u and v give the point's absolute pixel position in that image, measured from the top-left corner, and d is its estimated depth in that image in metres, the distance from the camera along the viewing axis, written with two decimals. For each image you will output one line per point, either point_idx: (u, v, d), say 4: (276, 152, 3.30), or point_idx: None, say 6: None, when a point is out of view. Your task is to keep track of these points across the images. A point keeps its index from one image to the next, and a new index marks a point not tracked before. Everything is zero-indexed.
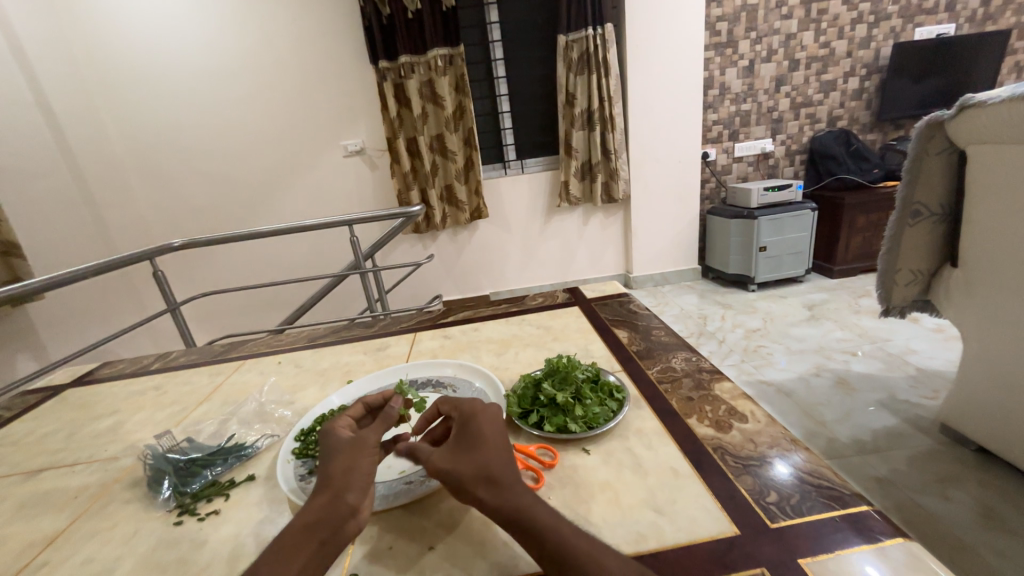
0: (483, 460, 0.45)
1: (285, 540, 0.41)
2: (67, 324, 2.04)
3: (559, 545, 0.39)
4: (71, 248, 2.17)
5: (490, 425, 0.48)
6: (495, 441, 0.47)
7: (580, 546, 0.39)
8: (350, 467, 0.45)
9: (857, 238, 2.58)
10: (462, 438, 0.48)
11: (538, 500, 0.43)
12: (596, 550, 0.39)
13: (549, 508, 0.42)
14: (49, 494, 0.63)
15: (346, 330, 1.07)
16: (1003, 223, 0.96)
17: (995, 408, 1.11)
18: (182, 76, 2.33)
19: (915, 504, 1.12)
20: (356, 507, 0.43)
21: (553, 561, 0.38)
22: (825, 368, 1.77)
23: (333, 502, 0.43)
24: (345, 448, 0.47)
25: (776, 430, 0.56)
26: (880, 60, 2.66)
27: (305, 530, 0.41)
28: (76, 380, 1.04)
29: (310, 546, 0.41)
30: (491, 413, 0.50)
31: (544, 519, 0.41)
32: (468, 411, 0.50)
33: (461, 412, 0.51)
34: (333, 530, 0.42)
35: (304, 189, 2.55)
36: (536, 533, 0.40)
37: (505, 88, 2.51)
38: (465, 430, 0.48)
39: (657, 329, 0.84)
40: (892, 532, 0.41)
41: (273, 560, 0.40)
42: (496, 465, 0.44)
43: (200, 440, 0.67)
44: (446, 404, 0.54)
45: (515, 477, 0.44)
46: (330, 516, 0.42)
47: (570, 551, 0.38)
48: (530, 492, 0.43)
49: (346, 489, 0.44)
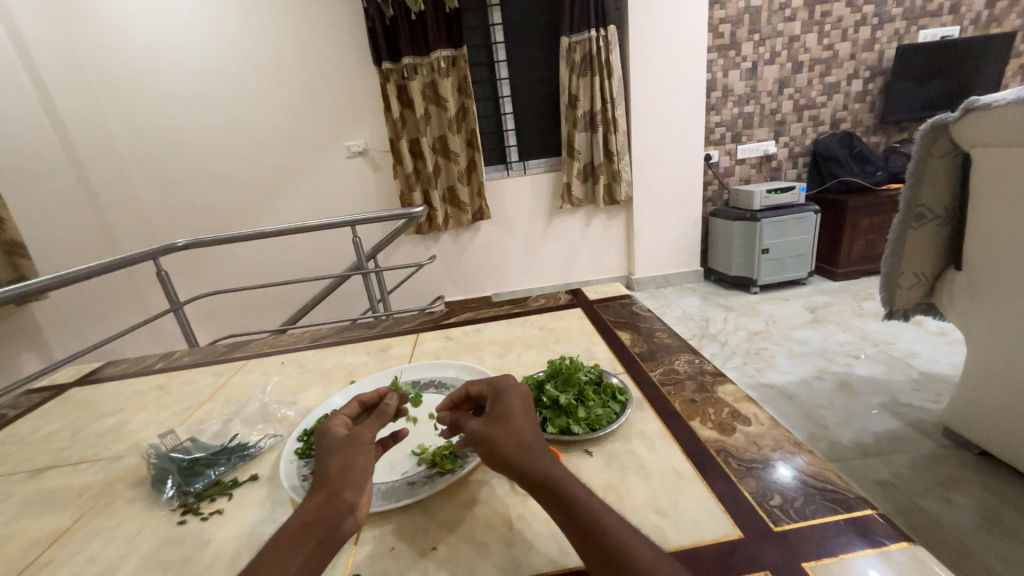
0: (517, 429, 0.46)
1: (284, 536, 0.41)
2: (71, 323, 2.05)
3: (587, 514, 0.39)
4: (75, 247, 2.18)
5: (521, 400, 0.50)
6: (526, 416, 0.48)
7: (608, 519, 0.39)
8: (345, 465, 0.46)
9: (860, 240, 2.58)
10: (495, 410, 0.49)
11: (566, 471, 0.44)
12: (622, 526, 0.39)
13: (576, 479, 0.43)
14: (53, 493, 0.63)
15: (348, 330, 1.08)
16: (1008, 226, 0.96)
17: (1000, 413, 1.10)
18: (186, 77, 2.35)
19: (919, 508, 1.11)
20: (352, 506, 0.43)
21: (581, 528, 0.39)
22: (827, 370, 1.76)
23: (331, 500, 0.43)
24: (341, 446, 0.47)
25: (780, 433, 0.55)
26: (884, 63, 2.65)
27: (305, 527, 0.41)
28: (80, 379, 1.04)
29: (308, 543, 0.40)
30: (522, 390, 0.52)
31: (572, 488, 0.41)
32: (503, 386, 0.52)
33: (496, 387, 0.53)
34: (331, 528, 0.42)
35: (306, 190, 2.56)
36: (565, 502, 0.40)
37: (508, 90, 2.52)
38: (499, 403, 0.50)
39: (660, 331, 0.84)
40: (897, 536, 0.41)
41: (274, 555, 0.39)
42: (529, 436, 0.46)
43: (204, 440, 0.67)
44: (476, 386, 0.56)
45: (544, 449, 0.45)
46: (328, 514, 0.42)
47: (597, 521, 0.39)
48: (558, 463, 0.44)
49: (342, 487, 0.44)
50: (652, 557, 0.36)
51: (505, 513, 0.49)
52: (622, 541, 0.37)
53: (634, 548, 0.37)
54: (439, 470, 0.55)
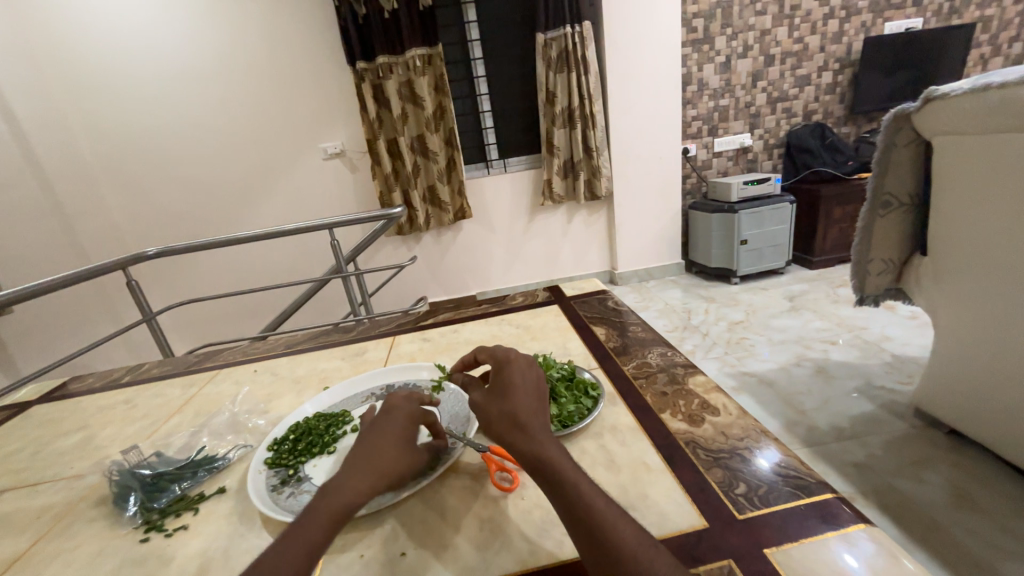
0: (509, 408, 0.46)
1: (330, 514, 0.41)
2: (38, 337, 1.99)
3: (576, 497, 0.39)
4: (41, 259, 2.11)
5: (522, 375, 0.50)
6: (527, 389, 0.49)
7: (594, 501, 0.39)
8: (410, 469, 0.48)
9: (835, 229, 2.64)
10: (495, 385, 0.50)
11: (560, 449, 0.43)
12: (610, 511, 0.39)
13: (571, 462, 0.42)
14: (10, 516, 0.61)
15: (324, 335, 1.06)
16: (971, 211, 0.98)
17: (966, 392, 1.14)
18: (154, 79, 2.28)
19: (891, 488, 1.15)
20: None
21: (569, 510, 0.39)
22: (805, 357, 1.80)
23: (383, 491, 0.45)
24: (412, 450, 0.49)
25: (748, 422, 0.56)
26: (852, 54, 2.71)
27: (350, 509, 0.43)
28: (44, 395, 1.01)
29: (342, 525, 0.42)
30: (525, 362, 0.52)
31: (564, 471, 0.41)
32: (503, 357, 0.52)
33: (495, 358, 0.53)
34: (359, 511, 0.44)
35: (284, 193, 2.51)
36: (553, 482, 0.40)
37: (486, 88, 2.51)
38: (500, 377, 0.50)
39: (635, 326, 0.85)
40: (856, 519, 0.42)
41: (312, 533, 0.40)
42: (523, 412, 0.46)
43: (169, 454, 0.65)
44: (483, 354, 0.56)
45: (540, 426, 0.45)
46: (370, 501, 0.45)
47: (586, 507, 0.39)
48: (553, 441, 0.44)
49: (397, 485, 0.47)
50: (635, 543, 0.37)
51: (477, 514, 0.49)
52: (607, 526, 0.37)
53: (618, 532, 0.37)
54: None
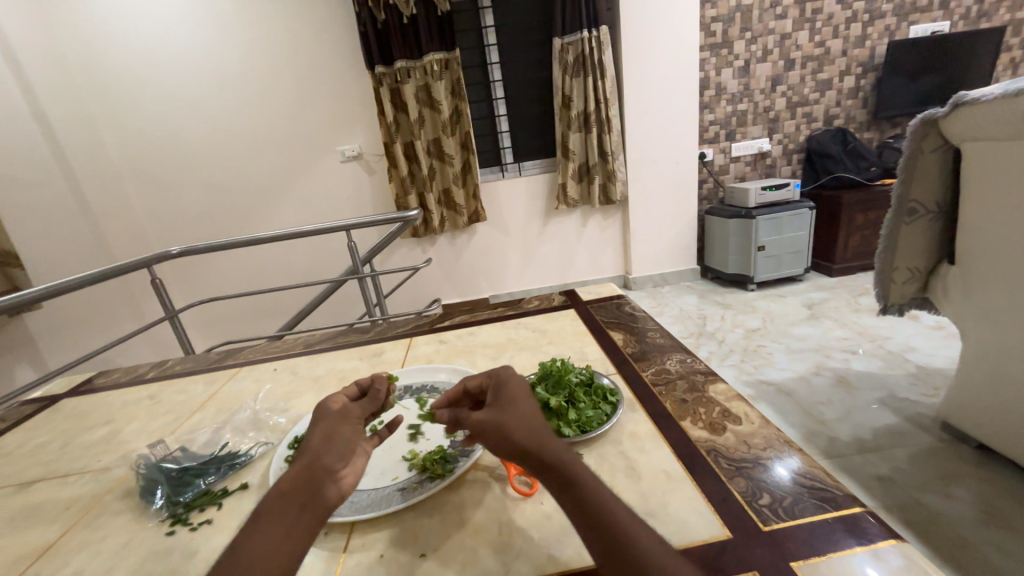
0: (524, 415, 0.46)
1: (267, 507, 0.43)
2: (66, 333, 2.05)
3: (598, 503, 0.39)
4: (70, 257, 2.18)
5: (523, 391, 0.50)
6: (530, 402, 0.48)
7: (618, 510, 0.39)
8: (329, 434, 0.47)
9: (856, 236, 2.58)
10: (502, 396, 0.49)
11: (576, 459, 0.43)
12: (631, 520, 0.39)
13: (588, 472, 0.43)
14: (42, 506, 0.63)
15: (342, 336, 1.07)
16: (1002, 220, 0.95)
17: (997, 407, 1.10)
18: (181, 84, 2.35)
19: (917, 503, 1.11)
20: (333, 473, 0.45)
21: (593, 517, 0.39)
22: (825, 367, 1.76)
23: (312, 466, 0.45)
24: (330, 419, 0.49)
25: (770, 432, 0.55)
26: (875, 58, 2.66)
27: (284, 495, 0.43)
28: (73, 389, 1.04)
29: (290, 512, 0.42)
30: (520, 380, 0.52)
31: (585, 478, 0.41)
32: (506, 375, 0.52)
33: (497, 376, 0.52)
34: (312, 494, 0.43)
35: (303, 195, 2.56)
36: (577, 488, 0.40)
37: (502, 92, 2.52)
38: (504, 391, 0.49)
39: (653, 332, 0.84)
40: (886, 533, 0.41)
41: (256, 530, 0.41)
42: (536, 422, 0.46)
43: (193, 450, 0.66)
44: (475, 380, 0.54)
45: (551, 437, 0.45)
46: (309, 482, 0.44)
47: (610, 513, 0.39)
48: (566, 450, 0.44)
49: (323, 452, 0.46)
50: (663, 549, 0.37)
51: (495, 517, 0.49)
52: (631, 534, 0.38)
53: (642, 539, 0.37)
54: (431, 474, 0.55)
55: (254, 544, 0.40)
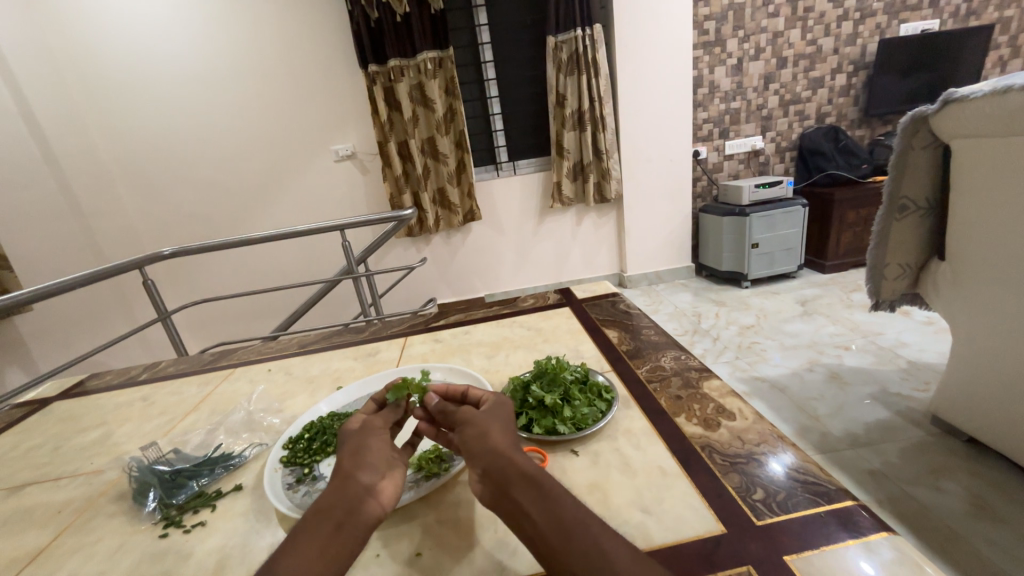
0: (490, 428, 0.47)
1: (302, 523, 0.42)
2: (56, 335, 2.03)
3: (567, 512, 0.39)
4: (60, 259, 2.15)
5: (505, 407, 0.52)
6: (500, 416, 0.50)
7: (579, 513, 0.40)
8: (359, 449, 0.47)
9: (848, 233, 2.61)
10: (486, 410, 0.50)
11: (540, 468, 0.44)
12: (601, 527, 0.39)
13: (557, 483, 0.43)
14: (33, 510, 0.62)
15: (337, 336, 1.07)
16: (992, 215, 0.96)
17: (987, 401, 1.11)
18: (172, 83, 2.32)
19: (908, 496, 1.13)
20: (370, 489, 0.45)
21: (562, 525, 0.38)
22: (818, 362, 1.78)
23: (348, 482, 0.44)
24: (358, 434, 0.50)
25: (764, 427, 0.56)
26: (866, 57, 2.68)
27: (320, 512, 0.42)
28: (64, 392, 1.03)
29: (327, 527, 0.41)
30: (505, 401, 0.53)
31: (554, 488, 0.41)
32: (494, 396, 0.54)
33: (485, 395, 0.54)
34: (350, 510, 0.43)
35: (296, 195, 2.54)
36: (541, 493, 0.41)
37: (496, 90, 2.52)
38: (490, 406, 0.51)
39: (647, 329, 0.84)
40: (878, 526, 0.41)
41: (292, 546, 0.40)
42: (502, 433, 0.47)
43: (187, 451, 0.66)
44: (477, 391, 0.55)
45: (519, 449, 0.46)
46: (344, 497, 0.43)
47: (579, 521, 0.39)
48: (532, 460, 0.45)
49: (356, 466, 0.46)
50: (625, 552, 0.37)
51: (491, 515, 0.49)
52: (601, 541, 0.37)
53: (612, 546, 0.37)
54: (426, 473, 0.54)
55: (291, 561, 0.39)
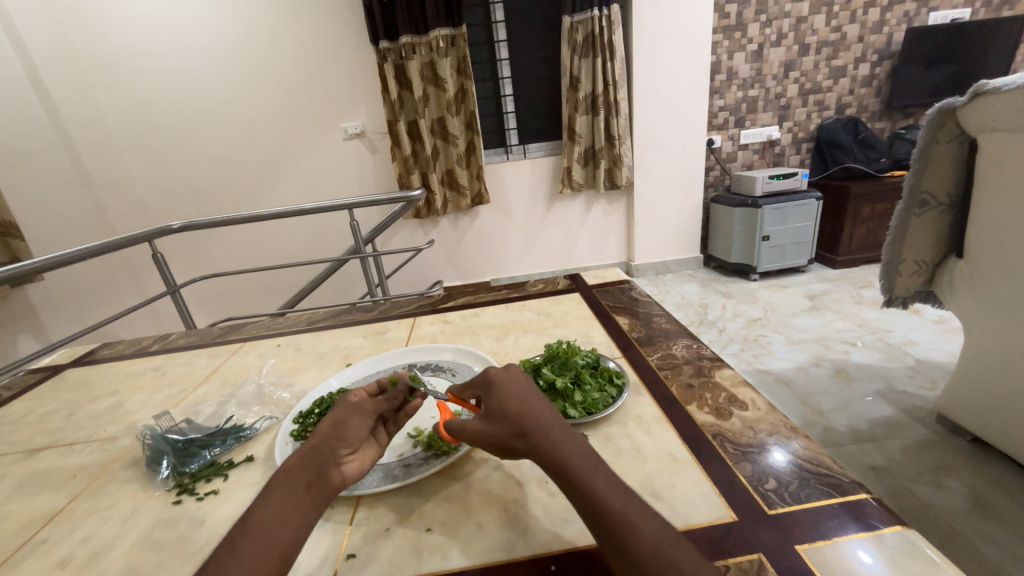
0: (523, 423, 0.44)
1: (276, 483, 0.43)
2: (67, 305, 2.05)
3: (592, 496, 0.38)
4: (70, 230, 2.16)
5: (512, 394, 0.46)
6: (523, 395, 0.46)
7: (613, 500, 0.38)
8: (340, 420, 0.48)
9: (862, 228, 2.56)
10: (489, 407, 0.47)
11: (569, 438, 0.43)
12: (629, 508, 0.38)
13: (587, 459, 0.41)
14: (49, 473, 0.64)
15: (345, 314, 1.07)
16: (1014, 211, 0.94)
17: (997, 403, 1.10)
18: (180, 56, 2.29)
19: (910, 492, 1.13)
20: (340, 457, 0.46)
21: (589, 510, 0.38)
22: (824, 357, 1.77)
23: (319, 449, 0.46)
24: (343, 408, 0.50)
25: (776, 418, 0.55)
26: (892, 46, 2.59)
27: (288, 475, 0.44)
28: (77, 359, 1.04)
29: (298, 488, 0.43)
30: (507, 376, 0.49)
31: (580, 471, 0.40)
32: (488, 379, 0.49)
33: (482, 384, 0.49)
34: (319, 473, 0.44)
35: (304, 172, 2.53)
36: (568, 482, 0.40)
37: (508, 71, 2.46)
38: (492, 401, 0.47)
39: (658, 317, 0.84)
40: (889, 519, 0.41)
41: (263, 505, 0.42)
42: (517, 408, 0.45)
43: (198, 422, 0.67)
44: (470, 390, 0.52)
45: (552, 431, 0.43)
46: (316, 461, 0.45)
47: (602, 503, 0.38)
48: (554, 425, 0.44)
49: (334, 436, 0.47)
50: (657, 538, 0.36)
51: (499, 496, 0.48)
52: (625, 522, 0.37)
53: (637, 529, 0.36)
54: (437, 450, 0.55)
55: (262, 520, 0.40)
